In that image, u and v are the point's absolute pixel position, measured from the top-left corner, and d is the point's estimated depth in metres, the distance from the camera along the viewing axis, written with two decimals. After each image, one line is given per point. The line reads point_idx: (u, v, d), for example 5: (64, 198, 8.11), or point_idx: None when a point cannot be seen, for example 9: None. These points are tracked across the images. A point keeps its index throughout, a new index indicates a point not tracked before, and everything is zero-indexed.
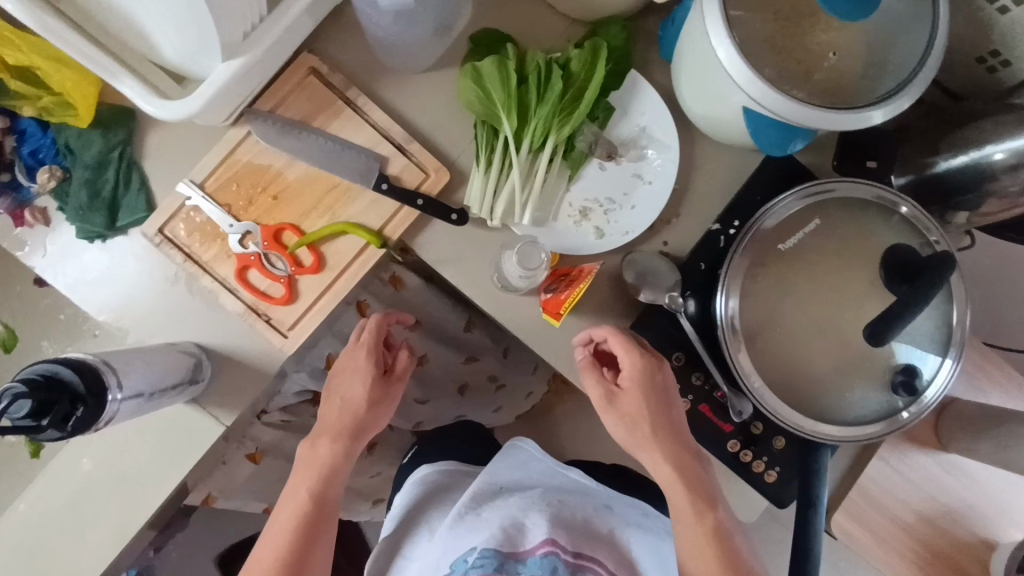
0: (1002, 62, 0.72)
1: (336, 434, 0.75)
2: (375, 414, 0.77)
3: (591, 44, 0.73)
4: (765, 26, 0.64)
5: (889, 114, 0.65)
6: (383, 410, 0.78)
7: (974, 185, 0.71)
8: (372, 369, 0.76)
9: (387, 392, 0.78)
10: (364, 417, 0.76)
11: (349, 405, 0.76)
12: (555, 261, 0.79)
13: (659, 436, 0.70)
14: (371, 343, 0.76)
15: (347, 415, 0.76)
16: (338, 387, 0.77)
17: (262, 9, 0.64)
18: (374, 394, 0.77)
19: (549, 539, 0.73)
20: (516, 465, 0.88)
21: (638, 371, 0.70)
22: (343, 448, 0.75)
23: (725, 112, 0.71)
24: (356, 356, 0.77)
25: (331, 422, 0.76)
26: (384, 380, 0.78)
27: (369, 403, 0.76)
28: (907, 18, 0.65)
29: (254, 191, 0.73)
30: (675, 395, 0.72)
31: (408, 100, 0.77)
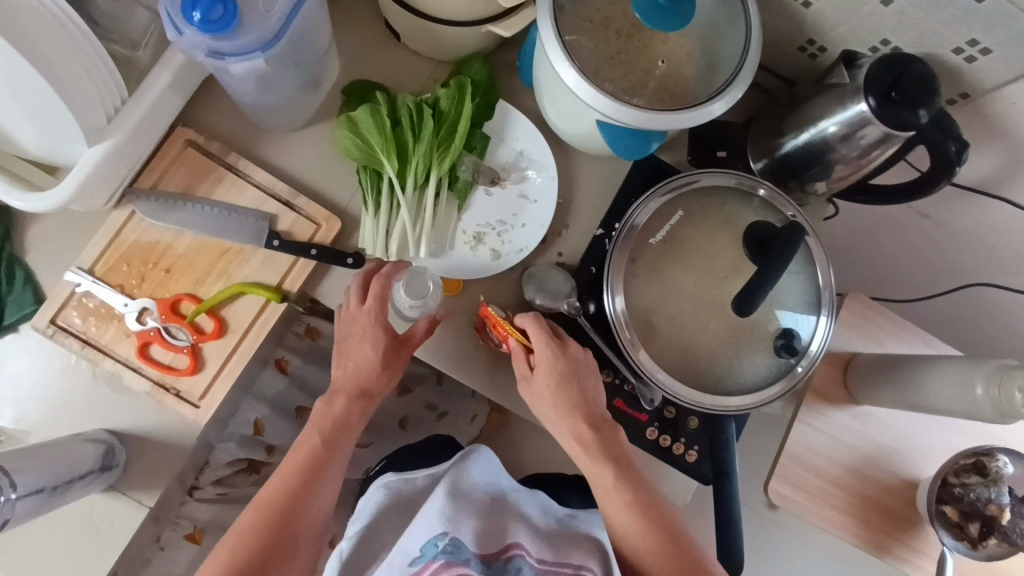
0: (819, 49, 0.81)
1: (350, 390, 0.72)
2: (384, 377, 0.73)
3: (455, 82, 0.77)
4: (600, 47, 0.70)
5: (728, 105, 0.71)
6: (391, 376, 0.74)
7: (818, 158, 0.78)
8: (381, 326, 0.73)
9: (398, 360, 0.74)
10: (374, 381, 0.73)
11: (359, 363, 0.73)
12: (455, 288, 0.81)
13: (569, 409, 0.71)
14: (381, 299, 0.73)
15: (359, 375, 0.72)
16: (345, 346, 0.73)
17: (123, 92, 0.66)
18: (386, 359, 0.73)
19: (515, 542, 0.72)
20: (485, 468, 0.82)
21: (553, 363, 0.71)
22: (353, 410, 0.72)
23: (585, 127, 0.76)
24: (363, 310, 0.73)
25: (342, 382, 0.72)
26: (394, 341, 0.73)
27: (380, 363, 0.72)
28: (721, 23, 0.73)
29: (145, 267, 0.74)
30: (587, 374, 0.73)
31: (290, 157, 0.80)
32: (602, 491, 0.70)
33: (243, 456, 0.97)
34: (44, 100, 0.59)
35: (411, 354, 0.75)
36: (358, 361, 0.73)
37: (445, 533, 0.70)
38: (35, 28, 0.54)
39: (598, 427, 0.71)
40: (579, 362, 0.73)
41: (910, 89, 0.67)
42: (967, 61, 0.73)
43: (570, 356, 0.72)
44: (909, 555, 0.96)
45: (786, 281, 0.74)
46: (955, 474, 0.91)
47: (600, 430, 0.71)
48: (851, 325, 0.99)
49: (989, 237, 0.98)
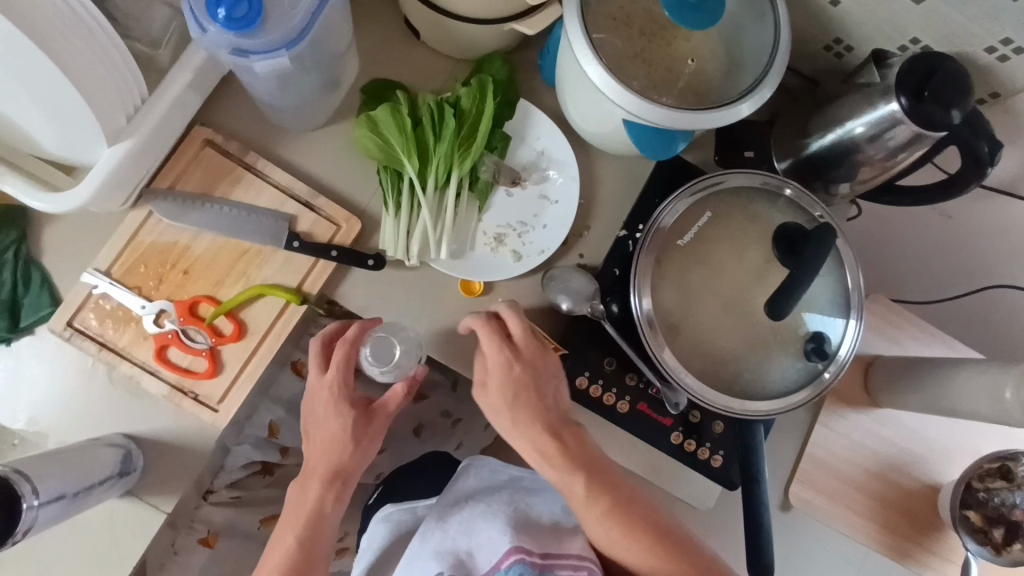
0: (846, 48, 0.80)
1: (320, 475, 0.71)
2: (358, 451, 0.73)
3: (477, 81, 0.76)
4: (626, 45, 0.69)
5: (756, 105, 0.70)
6: (364, 451, 0.73)
7: (844, 159, 0.77)
8: (346, 402, 0.73)
9: (370, 431, 0.73)
10: (346, 460, 0.72)
11: (330, 443, 0.72)
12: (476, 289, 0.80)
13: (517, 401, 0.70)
14: (342, 370, 0.72)
15: (331, 454, 0.72)
16: (313, 425, 0.73)
17: (143, 91, 0.65)
18: (355, 435, 0.72)
19: (514, 547, 0.65)
20: (479, 477, 0.83)
21: (507, 363, 0.71)
22: (329, 493, 0.71)
23: (609, 126, 0.75)
24: (325, 387, 0.73)
25: (315, 463, 0.72)
26: (362, 410, 0.73)
27: (350, 437, 0.72)
28: (749, 22, 0.71)
29: (163, 269, 0.72)
30: (548, 371, 0.72)
31: (309, 157, 0.78)
32: (604, 537, 0.65)
33: (258, 459, 0.96)
34: (64, 99, 0.58)
35: (385, 421, 0.74)
36: (326, 440, 0.72)
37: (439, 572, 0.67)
38: (56, 25, 0.53)
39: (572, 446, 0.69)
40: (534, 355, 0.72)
41: (944, 88, 0.66)
42: (998, 60, 0.72)
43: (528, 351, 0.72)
44: (931, 560, 0.94)
45: (815, 283, 0.73)
46: (979, 478, 0.90)
47: (572, 445, 0.68)
48: (874, 328, 0.98)
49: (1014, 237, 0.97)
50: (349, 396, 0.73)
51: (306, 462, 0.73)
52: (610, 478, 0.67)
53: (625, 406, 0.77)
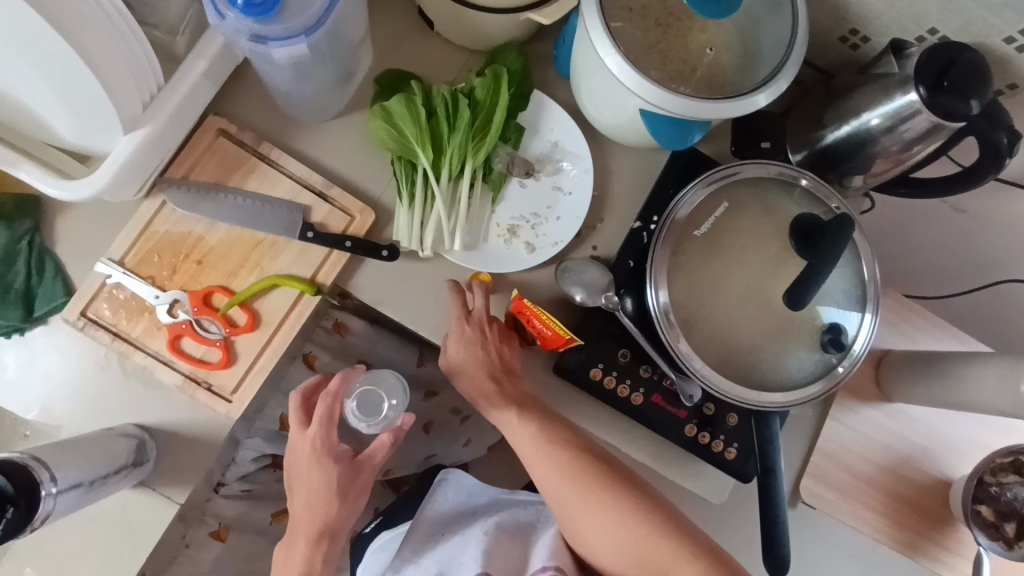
0: (862, 39, 0.80)
1: (307, 533, 0.74)
2: (343, 506, 0.74)
3: (492, 71, 0.76)
4: (643, 35, 0.69)
5: (773, 96, 0.69)
6: (350, 505, 0.74)
7: (861, 150, 0.77)
8: (329, 457, 0.72)
9: (354, 484, 0.74)
10: (332, 517, 0.74)
11: (315, 499, 0.73)
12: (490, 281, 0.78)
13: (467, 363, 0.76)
14: (322, 425, 0.72)
15: (316, 513, 0.73)
16: (297, 480, 0.74)
17: (159, 79, 0.64)
18: (339, 491, 0.73)
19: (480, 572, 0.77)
20: (453, 499, 0.93)
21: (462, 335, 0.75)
22: (317, 548, 0.74)
23: (624, 118, 0.75)
24: (308, 445, 0.73)
25: (302, 520, 0.74)
26: (346, 464, 0.73)
27: (336, 493, 0.73)
28: (767, 12, 0.71)
29: (176, 259, 0.72)
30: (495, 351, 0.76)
31: (323, 148, 0.78)
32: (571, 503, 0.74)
33: (269, 452, 0.96)
34: (81, 86, 0.57)
35: (372, 473, 0.75)
36: (310, 498, 0.74)
37: None
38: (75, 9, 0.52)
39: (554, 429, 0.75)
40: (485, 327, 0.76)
41: (964, 79, 0.65)
42: (1018, 50, 0.71)
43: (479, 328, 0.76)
44: (944, 555, 0.94)
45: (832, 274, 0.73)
46: (991, 474, 0.90)
47: (545, 416, 0.76)
48: (887, 324, 0.97)
49: None
50: (332, 451, 0.73)
51: (292, 517, 0.75)
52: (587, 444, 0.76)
53: (639, 399, 0.77)
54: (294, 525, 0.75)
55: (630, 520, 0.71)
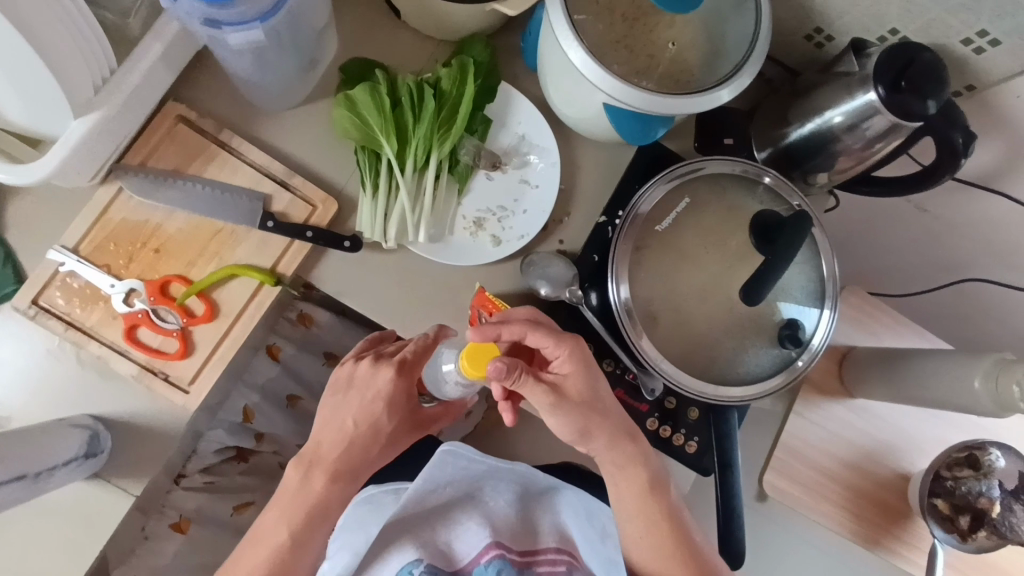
0: (826, 38, 0.80)
1: (335, 469, 0.69)
2: (381, 452, 0.72)
3: (458, 62, 0.75)
4: (608, 29, 0.69)
5: (735, 92, 0.70)
6: (387, 453, 0.73)
7: (823, 148, 0.78)
8: (401, 403, 0.71)
9: (404, 434, 0.74)
10: (367, 459, 0.71)
11: (361, 435, 0.70)
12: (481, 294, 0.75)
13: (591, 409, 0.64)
14: (416, 373, 0.71)
15: (355, 451, 0.70)
16: (357, 418, 0.70)
17: (112, 62, 0.63)
18: (391, 436, 0.72)
19: (493, 542, 0.66)
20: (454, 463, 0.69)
21: (584, 360, 0.64)
22: (334, 489, 0.69)
23: (589, 112, 0.75)
24: (395, 386, 0.70)
25: (334, 458, 0.70)
26: (409, 417, 0.73)
27: (385, 437, 0.72)
28: (729, 6, 0.71)
29: (134, 247, 0.71)
30: (603, 389, 0.65)
31: (285, 136, 0.77)
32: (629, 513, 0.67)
33: (232, 444, 0.95)
34: (27, 66, 0.56)
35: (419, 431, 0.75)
36: (355, 435, 0.70)
37: (421, 560, 0.65)
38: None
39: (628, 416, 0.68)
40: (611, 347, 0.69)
41: (920, 78, 0.66)
42: (976, 52, 0.72)
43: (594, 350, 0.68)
44: (903, 550, 0.96)
45: (792, 271, 0.74)
46: (947, 468, 0.91)
47: (624, 425, 0.66)
48: (851, 320, 0.99)
49: (988, 232, 0.98)
50: (406, 400, 0.72)
51: (316, 449, 0.70)
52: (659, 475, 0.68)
53: None
54: (323, 465, 0.69)
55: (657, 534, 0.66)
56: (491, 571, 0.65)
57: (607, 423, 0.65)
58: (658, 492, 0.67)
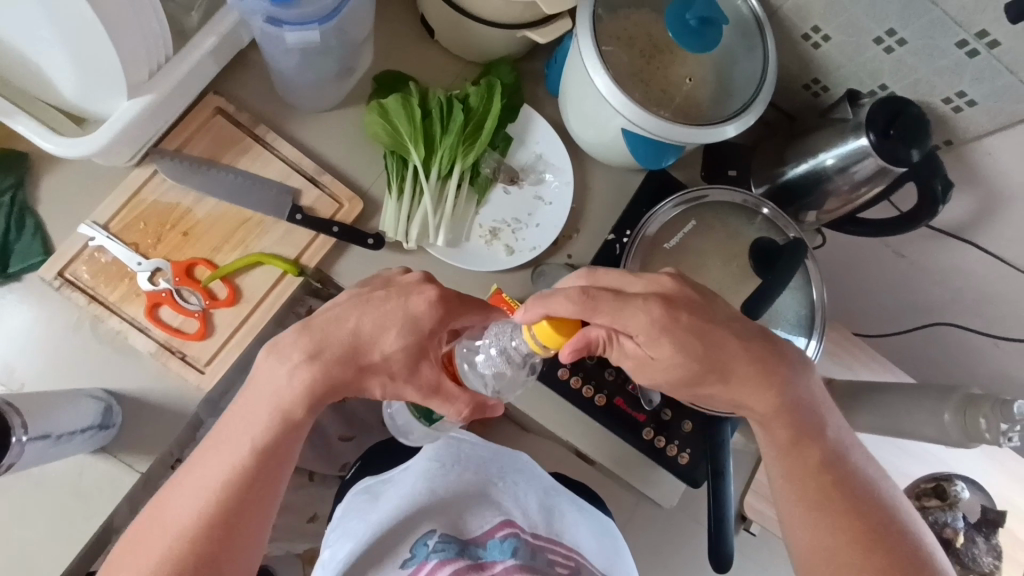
0: (823, 88, 0.88)
1: (322, 369, 0.59)
2: (375, 379, 0.62)
3: (486, 82, 0.80)
4: (631, 61, 0.75)
5: (741, 128, 0.76)
6: (378, 385, 0.62)
7: (816, 187, 0.84)
8: (422, 329, 0.62)
9: (406, 373, 0.62)
10: (357, 376, 0.61)
11: (366, 342, 0.60)
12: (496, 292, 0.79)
13: (700, 355, 0.60)
14: (455, 314, 0.63)
15: (351, 360, 0.60)
16: (367, 323, 0.61)
17: (167, 50, 0.67)
18: (393, 360, 0.61)
19: (506, 524, 0.72)
20: (461, 451, 0.79)
21: (656, 328, 0.58)
22: (314, 399, 0.60)
23: (606, 136, 0.80)
24: (430, 309, 0.62)
25: (324, 357, 0.60)
26: (418, 359, 0.62)
27: (387, 360, 0.61)
28: (740, 50, 0.78)
29: (162, 228, 0.73)
30: (717, 329, 0.60)
31: (317, 137, 0.81)
32: (793, 468, 0.64)
33: None
34: (94, 45, 0.59)
35: (417, 390, 0.62)
36: (358, 343, 0.60)
37: (434, 532, 0.70)
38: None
39: (754, 344, 0.62)
40: (700, 294, 0.62)
41: (907, 129, 0.75)
42: (954, 111, 0.80)
43: (685, 297, 0.60)
44: None
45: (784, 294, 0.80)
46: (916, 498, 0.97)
47: (757, 361, 0.62)
48: (831, 354, 1.05)
49: (959, 281, 1.07)
50: (430, 332, 0.62)
51: (307, 344, 0.60)
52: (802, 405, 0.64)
53: (602, 400, 0.81)
54: (305, 357, 0.59)
55: (811, 480, 0.64)
56: (506, 547, 0.69)
57: (706, 385, 0.62)
58: (804, 441, 0.64)
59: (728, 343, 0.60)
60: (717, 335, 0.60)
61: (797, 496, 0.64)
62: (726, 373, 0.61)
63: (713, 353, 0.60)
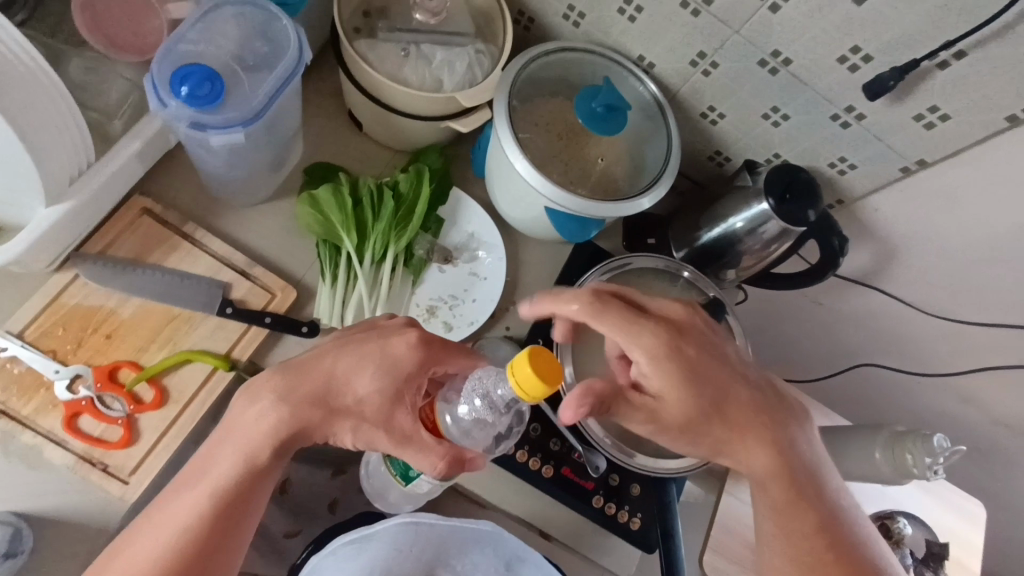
0: (725, 158, 0.96)
1: (296, 404, 0.60)
2: (348, 423, 0.61)
3: (415, 169, 0.84)
4: (548, 146, 0.81)
5: (655, 199, 0.81)
6: (351, 429, 0.61)
7: (730, 248, 0.90)
8: (400, 371, 0.62)
9: (381, 418, 0.61)
10: (331, 418, 0.61)
11: (342, 382, 0.62)
12: None
13: (696, 386, 0.63)
14: (438, 358, 0.64)
15: (328, 398, 0.61)
16: (343, 362, 0.62)
17: (90, 157, 0.67)
18: (368, 402, 0.61)
19: None
20: (417, 534, 0.74)
21: (661, 354, 0.63)
22: (286, 437, 0.60)
23: (532, 214, 0.85)
24: (408, 351, 0.63)
25: (297, 393, 0.61)
26: (394, 402, 0.62)
27: (362, 402, 0.61)
28: (647, 130, 0.86)
29: (83, 332, 0.71)
30: (723, 363, 0.66)
31: (249, 230, 0.81)
32: (786, 526, 0.61)
33: None
34: (10, 158, 0.59)
35: (388, 437, 0.61)
36: (334, 382, 0.62)
37: None
38: (33, 86, 0.55)
39: (746, 384, 0.66)
40: (707, 330, 0.67)
41: (800, 193, 0.83)
42: (839, 174, 0.89)
43: (695, 331, 0.67)
44: None
45: None
46: None
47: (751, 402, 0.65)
48: None
49: (873, 324, 1.16)
50: (408, 375, 0.63)
51: (285, 382, 0.61)
52: (793, 459, 0.64)
53: (549, 471, 0.81)
54: (275, 394, 0.60)
55: (807, 544, 0.60)
56: None
57: (704, 432, 0.64)
58: (795, 492, 0.62)
59: (725, 381, 0.65)
60: (715, 373, 0.65)
61: (793, 554, 0.60)
62: (723, 416, 0.64)
63: (709, 385, 0.64)
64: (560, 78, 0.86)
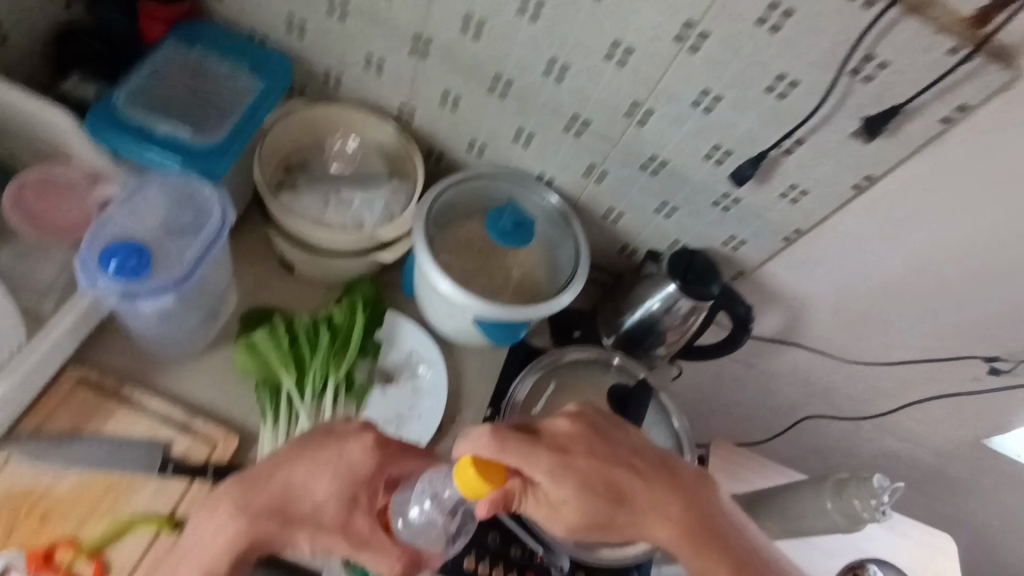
0: (632, 250, 1.03)
1: (252, 515, 0.63)
2: (306, 533, 0.64)
3: (348, 301, 0.88)
4: (467, 263, 0.88)
5: (575, 293, 0.88)
6: (308, 537, 0.64)
7: (653, 328, 0.97)
8: (355, 477, 0.66)
9: (337, 523, 0.65)
10: (288, 528, 0.64)
11: (298, 490, 0.65)
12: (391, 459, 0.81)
13: (595, 486, 0.66)
14: (392, 460, 0.67)
15: (284, 508, 0.64)
16: (299, 474, 0.65)
17: (21, 339, 0.70)
18: (324, 509, 0.65)
19: None
20: None
21: (556, 471, 0.65)
22: (244, 549, 0.63)
23: (463, 326, 0.90)
24: (363, 456, 0.66)
25: (254, 505, 0.64)
26: (349, 506, 0.65)
27: (319, 510, 0.64)
28: (556, 235, 0.94)
29: (16, 516, 0.69)
30: (615, 455, 0.68)
31: (188, 382, 0.83)
32: None
33: None
34: None
35: (344, 544, 0.64)
36: (290, 492, 0.65)
37: None
38: None
39: (644, 466, 0.69)
40: (599, 433, 0.70)
41: (699, 273, 0.92)
42: (734, 249, 0.97)
43: (584, 434, 0.68)
44: None
45: (650, 433, 0.89)
46: None
47: (654, 478, 0.68)
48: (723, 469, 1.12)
49: (807, 377, 1.21)
50: (364, 480, 0.66)
51: (242, 495, 0.64)
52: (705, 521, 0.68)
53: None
54: (232, 509, 0.63)
55: None
56: None
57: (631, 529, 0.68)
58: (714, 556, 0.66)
59: (624, 471, 0.67)
60: (610, 467, 0.67)
61: None
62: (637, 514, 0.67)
63: (607, 480, 0.66)
64: (472, 199, 0.93)
